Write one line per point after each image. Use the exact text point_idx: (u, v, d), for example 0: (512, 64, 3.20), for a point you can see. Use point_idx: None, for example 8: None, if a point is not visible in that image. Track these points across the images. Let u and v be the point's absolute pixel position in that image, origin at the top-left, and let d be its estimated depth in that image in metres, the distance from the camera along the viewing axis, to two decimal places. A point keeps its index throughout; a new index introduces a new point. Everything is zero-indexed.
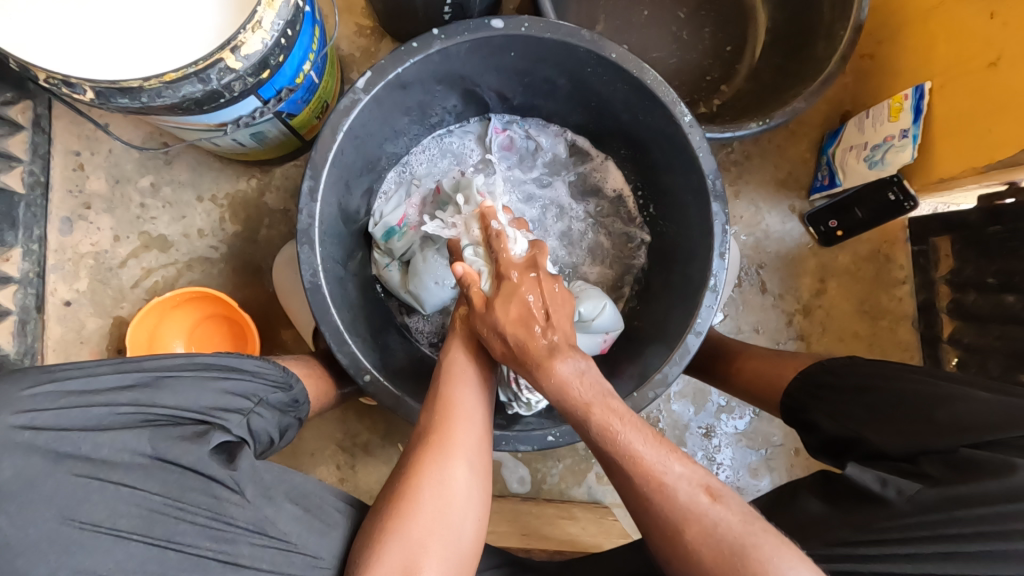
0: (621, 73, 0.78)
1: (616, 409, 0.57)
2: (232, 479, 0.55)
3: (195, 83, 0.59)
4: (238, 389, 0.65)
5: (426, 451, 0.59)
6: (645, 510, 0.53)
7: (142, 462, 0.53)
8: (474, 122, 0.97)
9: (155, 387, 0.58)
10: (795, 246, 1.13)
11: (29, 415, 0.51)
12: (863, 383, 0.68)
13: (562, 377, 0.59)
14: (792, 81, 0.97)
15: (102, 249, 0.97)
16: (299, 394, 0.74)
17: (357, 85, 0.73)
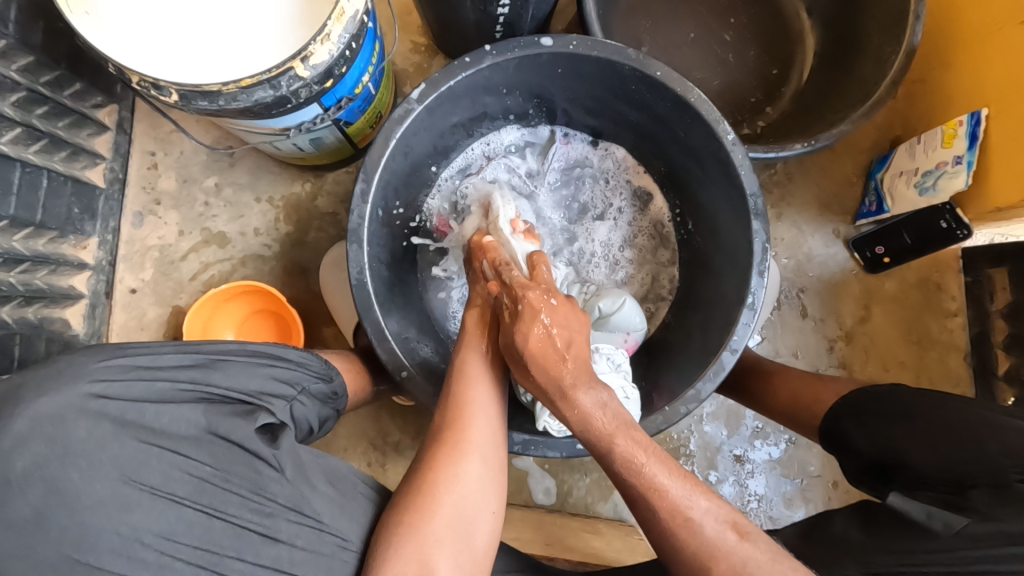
0: (665, 91, 0.80)
1: (639, 441, 0.59)
2: (274, 457, 0.58)
3: (267, 89, 0.65)
4: (285, 376, 0.67)
5: (445, 450, 0.61)
6: (667, 539, 0.56)
7: (196, 434, 0.56)
8: (523, 129, 0.99)
9: (211, 367, 0.61)
10: (838, 272, 1.11)
11: (103, 383, 0.55)
12: (908, 407, 0.66)
13: (586, 410, 0.60)
14: (840, 104, 0.97)
15: (167, 243, 1.04)
16: (339, 387, 0.76)
17: (412, 96, 0.77)
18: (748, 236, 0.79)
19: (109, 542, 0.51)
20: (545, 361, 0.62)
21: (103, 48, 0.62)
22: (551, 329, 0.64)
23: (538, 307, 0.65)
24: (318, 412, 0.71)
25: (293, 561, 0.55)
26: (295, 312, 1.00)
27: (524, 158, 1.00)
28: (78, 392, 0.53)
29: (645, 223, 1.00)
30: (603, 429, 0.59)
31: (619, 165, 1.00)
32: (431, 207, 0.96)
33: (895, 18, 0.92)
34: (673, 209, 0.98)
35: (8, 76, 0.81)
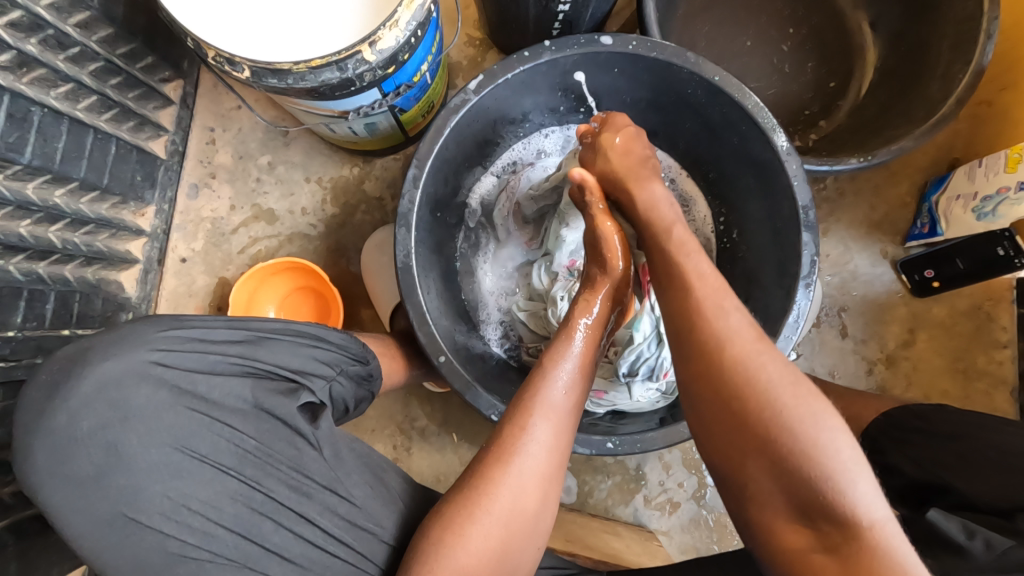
0: (722, 97, 0.80)
1: (692, 243, 0.63)
2: (312, 436, 0.59)
3: (334, 70, 0.67)
4: (327, 357, 0.67)
5: (498, 459, 0.59)
6: (688, 322, 0.57)
7: (244, 408, 0.59)
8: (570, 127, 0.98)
9: (257, 344, 0.63)
10: (884, 293, 1.08)
11: (161, 352, 0.59)
12: (956, 432, 0.64)
13: (654, 198, 0.69)
14: (899, 121, 0.94)
15: (219, 216, 1.08)
16: (374, 369, 0.75)
17: (469, 86, 0.78)
18: (797, 247, 0.78)
19: (160, 504, 0.55)
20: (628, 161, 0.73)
21: (185, 23, 0.65)
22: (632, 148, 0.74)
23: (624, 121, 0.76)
24: (354, 393, 0.71)
25: (326, 539, 0.57)
26: (336, 292, 1.03)
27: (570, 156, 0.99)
28: (140, 359, 0.57)
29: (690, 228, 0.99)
30: (664, 216, 0.67)
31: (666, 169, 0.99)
32: (471, 205, 0.97)
33: (966, 36, 0.90)
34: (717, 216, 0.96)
35: (89, 46, 0.85)
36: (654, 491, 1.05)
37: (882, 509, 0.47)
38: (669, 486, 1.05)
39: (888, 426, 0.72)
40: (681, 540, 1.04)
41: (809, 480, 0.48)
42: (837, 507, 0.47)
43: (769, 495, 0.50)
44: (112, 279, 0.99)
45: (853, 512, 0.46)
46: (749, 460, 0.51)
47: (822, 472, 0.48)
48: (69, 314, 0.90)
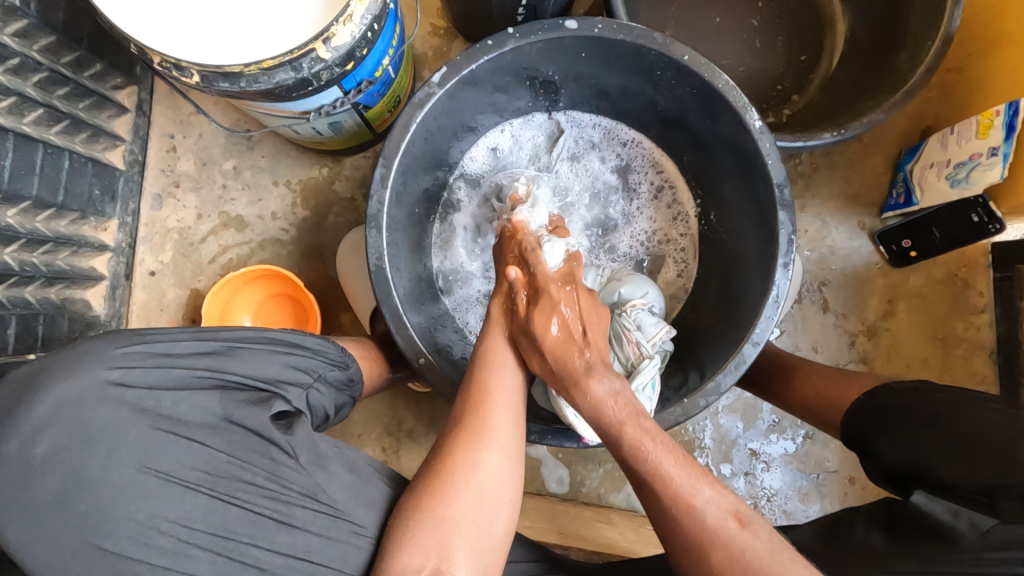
0: (691, 77, 0.78)
1: (648, 430, 0.58)
2: (289, 445, 0.58)
3: (288, 71, 0.64)
4: (303, 364, 0.66)
5: (466, 434, 0.61)
6: (670, 531, 0.55)
7: (213, 422, 0.56)
8: (532, 116, 0.96)
9: (228, 355, 0.61)
10: (862, 266, 1.08)
11: (120, 370, 0.55)
12: (936, 411, 0.65)
13: (598, 397, 0.61)
14: (871, 93, 0.94)
15: (185, 225, 1.04)
16: (354, 374, 0.74)
17: (432, 80, 0.76)
18: (774, 226, 0.77)
19: (126, 527, 0.51)
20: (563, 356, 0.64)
21: (125, 27, 0.62)
22: (563, 320, 0.65)
23: (557, 298, 0.66)
24: (333, 400, 0.69)
25: (309, 549, 0.55)
26: (312, 297, 1.00)
27: (537, 144, 0.98)
28: (97, 379, 0.54)
29: (669, 202, 0.97)
30: (614, 418, 0.60)
31: (636, 147, 0.97)
32: (443, 210, 0.95)
33: (933, 3, 0.89)
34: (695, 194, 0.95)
35: (30, 56, 0.81)
36: None
37: None
38: None
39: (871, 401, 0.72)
40: None
41: None
42: None
43: None
44: (77, 298, 0.96)
45: None
46: None
47: None
48: (33, 337, 0.87)
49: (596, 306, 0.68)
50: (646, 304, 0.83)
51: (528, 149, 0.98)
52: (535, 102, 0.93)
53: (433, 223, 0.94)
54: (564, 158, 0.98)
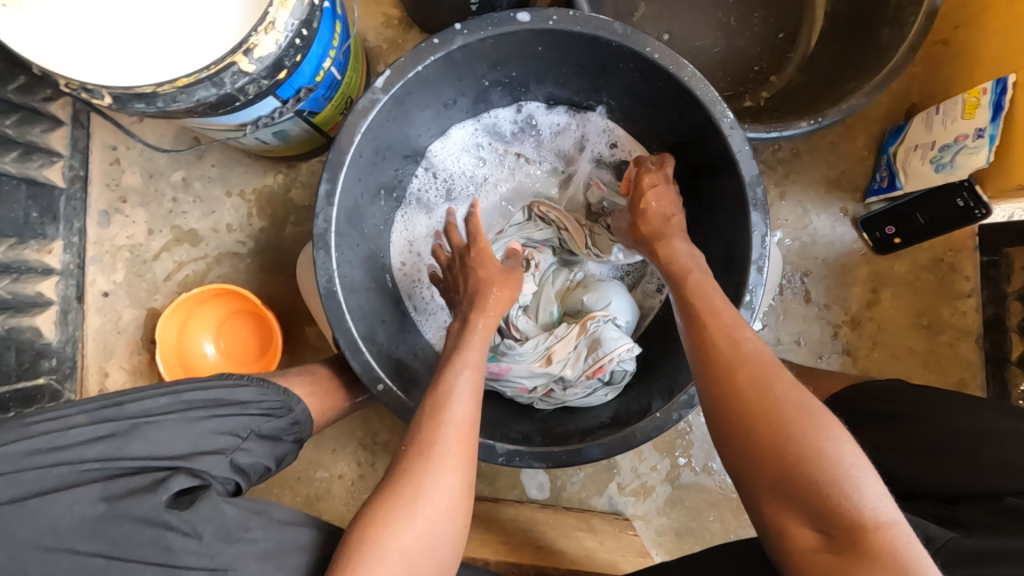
0: (657, 71, 0.73)
1: (707, 280, 0.65)
2: (187, 525, 0.50)
3: (208, 87, 0.59)
4: (229, 425, 0.64)
5: (413, 463, 0.57)
6: (715, 350, 0.57)
7: (91, 517, 0.48)
8: (473, 118, 0.90)
9: (128, 435, 0.56)
10: (845, 253, 1.05)
11: None
12: (896, 411, 0.64)
13: (675, 252, 0.70)
14: (851, 74, 0.89)
15: (137, 242, 0.99)
16: (300, 415, 0.73)
17: (376, 84, 0.70)
18: (747, 226, 0.73)
19: None
20: (653, 221, 0.74)
21: (20, 47, 0.56)
22: (660, 204, 0.75)
23: (651, 183, 0.77)
24: (271, 451, 0.68)
25: None
26: (272, 313, 0.95)
27: (487, 144, 0.92)
28: None
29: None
30: (683, 265, 0.67)
31: (593, 134, 0.91)
32: (401, 236, 0.89)
33: None
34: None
35: None
36: (626, 478, 1.05)
37: (889, 509, 0.46)
38: (641, 472, 1.05)
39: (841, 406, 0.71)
40: (657, 523, 1.05)
41: (834, 483, 0.47)
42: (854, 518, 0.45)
43: (801, 509, 0.48)
44: (25, 326, 0.92)
45: (866, 515, 0.45)
46: (781, 474, 0.49)
47: (831, 477, 0.47)
48: None
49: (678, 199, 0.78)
50: (610, 318, 0.80)
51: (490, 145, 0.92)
52: (490, 98, 0.87)
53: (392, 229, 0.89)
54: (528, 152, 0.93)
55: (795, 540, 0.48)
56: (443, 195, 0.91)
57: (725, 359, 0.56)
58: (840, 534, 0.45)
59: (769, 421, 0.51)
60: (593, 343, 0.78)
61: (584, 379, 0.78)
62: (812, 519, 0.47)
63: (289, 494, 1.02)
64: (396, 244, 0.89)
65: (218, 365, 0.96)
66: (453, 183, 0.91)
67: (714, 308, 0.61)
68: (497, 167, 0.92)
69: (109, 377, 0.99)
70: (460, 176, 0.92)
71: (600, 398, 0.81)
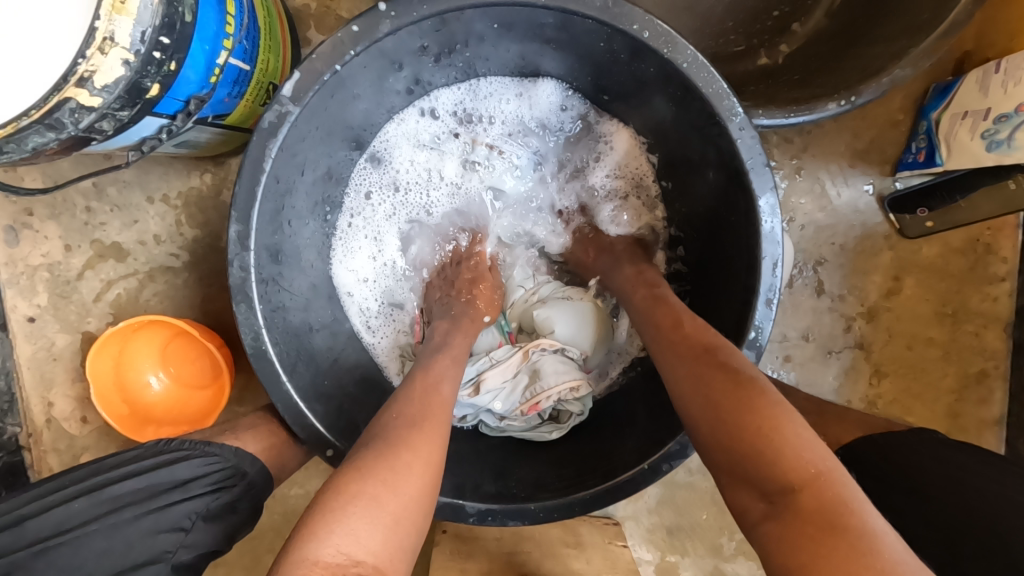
0: (647, 53, 0.57)
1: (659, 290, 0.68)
2: None
3: (44, 132, 0.44)
4: (168, 518, 0.60)
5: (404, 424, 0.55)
6: (665, 350, 0.61)
7: None
8: (412, 105, 0.73)
9: (58, 556, 0.58)
10: (868, 237, 0.91)
11: None
12: (914, 479, 0.57)
13: (623, 276, 0.72)
14: (895, 28, 0.71)
15: (54, 261, 0.87)
16: (252, 480, 0.64)
17: (283, 92, 0.55)
18: (756, 247, 0.60)
19: None
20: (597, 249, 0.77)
21: None
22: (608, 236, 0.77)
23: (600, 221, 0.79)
24: (223, 529, 0.62)
25: None
26: (214, 341, 0.84)
27: (434, 133, 0.75)
28: None
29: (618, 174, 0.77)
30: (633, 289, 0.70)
31: (557, 106, 0.76)
32: (346, 260, 0.75)
33: None
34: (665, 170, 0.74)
35: None
36: None
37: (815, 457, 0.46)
38: None
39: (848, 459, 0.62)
40: (648, 523, 1.02)
41: (762, 451, 0.48)
42: (788, 476, 0.46)
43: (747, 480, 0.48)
44: None
45: (793, 472, 0.46)
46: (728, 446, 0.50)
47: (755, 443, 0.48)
48: None
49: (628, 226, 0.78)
50: (556, 346, 0.74)
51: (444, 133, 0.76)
52: (433, 77, 0.70)
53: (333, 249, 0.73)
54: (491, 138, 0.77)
55: (748, 514, 0.49)
56: (388, 200, 0.76)
57: (677, 354, 0.59)
58: (781, 497, 0.46)
59: (715, 402, 0.53)
60: (534, 372, 0.73)
61: (519, 412, 0.72)
62: (755, 486, 0.48)
63: (265, 513, 0.98)
64: (339, 266, 0.74)
65: (171, 394, 0.86)
66: (403, 183, 0.76)
67: (678, 317, 0.63)
68: (455, 159, 0.77)
69: (54, 408, 0.91)
70: (410, 178, 0.76)
71: (542, 436, 0.73)
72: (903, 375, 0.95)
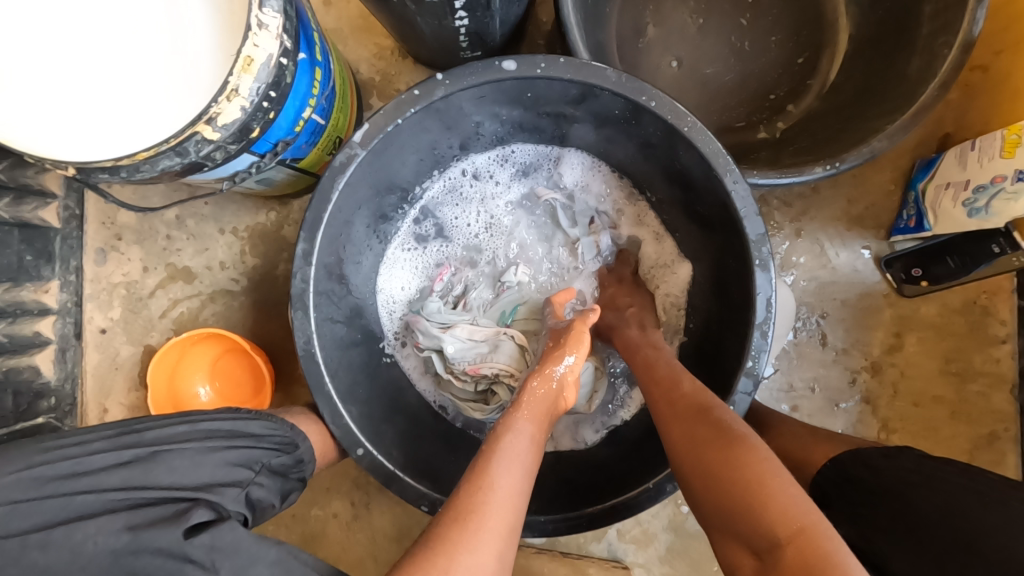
0: (656, 119, 0.68)
1: (662, 354, 0.72)
2: (208, 560, 0.46)
3: (172, 157, 0.56)
4: (238, 458, 0.61)
5: (457, 525, 0.53)
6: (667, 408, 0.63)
7: (113, 550, 0.46)
8: (455, 166, 0.86)
9: (150, 462, 0.55)
10: (868, 294, 0.97)
11: (9, 507, 0.47)
12: (889, 486, 0.62)
13: (626, 335, 0.77)
14: (876, 108, 0.82)
15: (132, 279, 0.99)
16: (304, 453, 0.70)
17: (354, 139, 0.67)
18: (750, 284, 0.68)
19: None
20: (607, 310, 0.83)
21: None
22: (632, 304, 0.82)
23: (624, 295, 0.83)
24: (279, 489, 0.66)
25: None
26: (262, 357, 0.93)
27: (474, 189, 0.88)
28: None
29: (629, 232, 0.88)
30: (636, 342, 0.75)
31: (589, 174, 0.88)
32: (385, 286, 0.85)
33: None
34: (669, 221, 0.85)
35: None
36: (627, 525, 1.01)
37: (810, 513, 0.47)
38: (642, 519, 1.01)
39: (837, 476, 0.67)
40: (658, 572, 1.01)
41: (756, 512, 0.49)
42: (772, 535, 0.47)
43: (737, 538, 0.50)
44: (24, 365, 0.93)
45: (776, 530, 0.47)
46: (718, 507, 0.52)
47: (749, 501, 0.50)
48: None
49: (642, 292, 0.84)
50: (514, 335, 0.79)
51: (485, 189, 0.88)
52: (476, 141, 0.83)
53: (380, 284, 0.85)
54: (523, 196, 0.89)
55: (740, 568, 0.50)
56: (436, 247, 0.88)
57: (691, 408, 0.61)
58: (771, 552, 0.47)
59: (711, 457, 0.55)
60: (490, 347, 0.80)
61: (456, 371, 0.80)
62: (746, 542, 0.49)
63: (284, 531, 1.02)
64: (385, 303, 0.85)
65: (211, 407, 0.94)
66: (449, 233, 0.88)
67: (675, 377, 0.67)
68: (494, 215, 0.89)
69: (106, 415, 0.99)
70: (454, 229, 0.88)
71: (463, 390, 0.81)
72: (913, 431, 0.97)
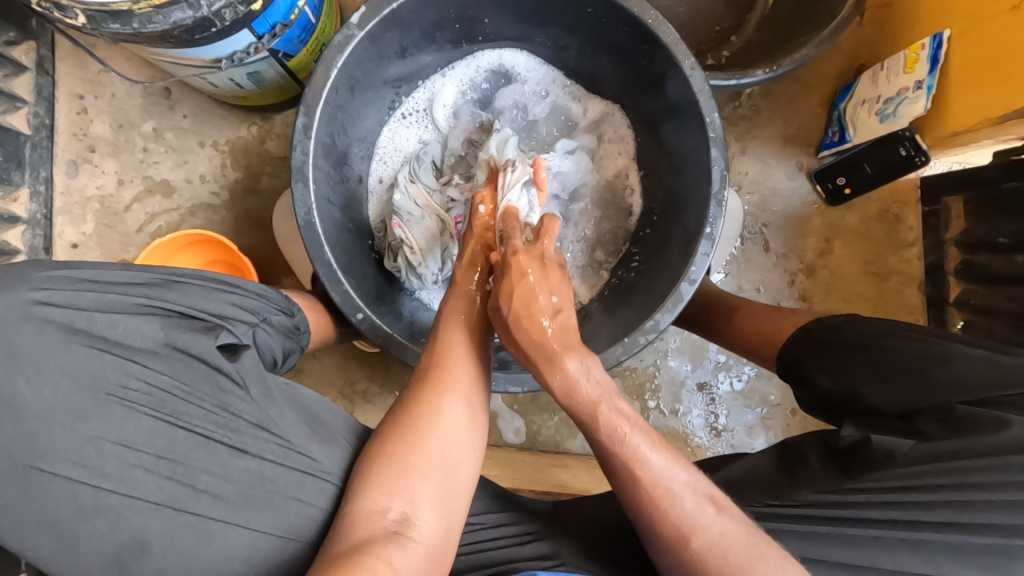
0: (624, 14, 0.77)
1: (624, 413, 0.59)
2: (238, 375, 0.58)
3: (184, 9, 0.61)
4: (245, 302, 0.66)
5: (428, 386, 0.62)
6: (648, 518, 0.55)
7: (156, 347, 0.56)
8: (458, 64, 0.93)
9: (166, 286, 0.61)
10: (801, 205, 1.11)
11: (50, 292, 0.54)
12: (862, 340, 0.68)
13: (571, 376, 0.61)
14: (803, 28, 0.95)
15: (107, 193, 0.98)
16: (301, 321, 0.74)
17: (351, 21, 0.72)
18: (707, 159, 0.77)
19: (69, 448, 0.52)
20: (519, 310, 0.64)
21: None
22: (546, 297, 0.64)
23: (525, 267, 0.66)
24: (282, 344, 0.70)
25: (262, 473, 0.56)
26: (249, 263, 0.95)
27: (470, 89, 0.94)
28: (24, 299, 0.53)
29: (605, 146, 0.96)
30: (587, 398, 0.60)
31: (572, 93, 0.96)
32: (381, 150, 0.92)
33: None
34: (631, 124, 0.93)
35: None
36: None
37: None
38: None
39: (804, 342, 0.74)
40: None
41: None
42: None
43: None
44: None
45: None
46: None
47: None
48: None
49: (562, 278, 0.67)
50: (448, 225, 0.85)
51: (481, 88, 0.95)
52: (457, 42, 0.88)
53: (379, 140, 0.91)
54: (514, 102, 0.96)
55: None
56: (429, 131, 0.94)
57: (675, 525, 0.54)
58: None
59: None
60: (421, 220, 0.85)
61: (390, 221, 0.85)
62: None
63: None
64: (379, 155, 0.92)
65: None
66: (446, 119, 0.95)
67: (633, 457, 0.56)
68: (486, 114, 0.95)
69: None
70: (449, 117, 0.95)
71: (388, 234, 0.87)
72: None
